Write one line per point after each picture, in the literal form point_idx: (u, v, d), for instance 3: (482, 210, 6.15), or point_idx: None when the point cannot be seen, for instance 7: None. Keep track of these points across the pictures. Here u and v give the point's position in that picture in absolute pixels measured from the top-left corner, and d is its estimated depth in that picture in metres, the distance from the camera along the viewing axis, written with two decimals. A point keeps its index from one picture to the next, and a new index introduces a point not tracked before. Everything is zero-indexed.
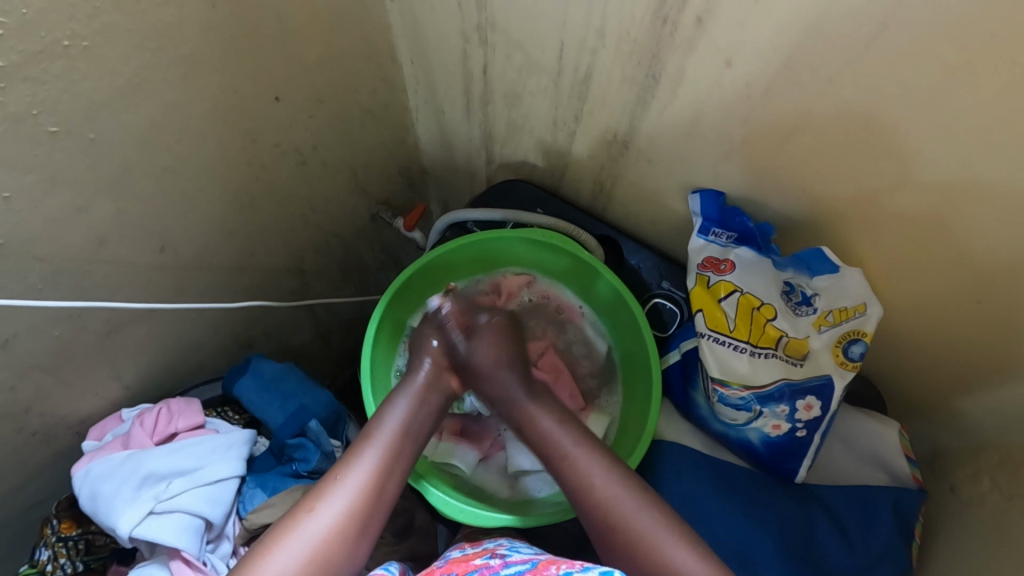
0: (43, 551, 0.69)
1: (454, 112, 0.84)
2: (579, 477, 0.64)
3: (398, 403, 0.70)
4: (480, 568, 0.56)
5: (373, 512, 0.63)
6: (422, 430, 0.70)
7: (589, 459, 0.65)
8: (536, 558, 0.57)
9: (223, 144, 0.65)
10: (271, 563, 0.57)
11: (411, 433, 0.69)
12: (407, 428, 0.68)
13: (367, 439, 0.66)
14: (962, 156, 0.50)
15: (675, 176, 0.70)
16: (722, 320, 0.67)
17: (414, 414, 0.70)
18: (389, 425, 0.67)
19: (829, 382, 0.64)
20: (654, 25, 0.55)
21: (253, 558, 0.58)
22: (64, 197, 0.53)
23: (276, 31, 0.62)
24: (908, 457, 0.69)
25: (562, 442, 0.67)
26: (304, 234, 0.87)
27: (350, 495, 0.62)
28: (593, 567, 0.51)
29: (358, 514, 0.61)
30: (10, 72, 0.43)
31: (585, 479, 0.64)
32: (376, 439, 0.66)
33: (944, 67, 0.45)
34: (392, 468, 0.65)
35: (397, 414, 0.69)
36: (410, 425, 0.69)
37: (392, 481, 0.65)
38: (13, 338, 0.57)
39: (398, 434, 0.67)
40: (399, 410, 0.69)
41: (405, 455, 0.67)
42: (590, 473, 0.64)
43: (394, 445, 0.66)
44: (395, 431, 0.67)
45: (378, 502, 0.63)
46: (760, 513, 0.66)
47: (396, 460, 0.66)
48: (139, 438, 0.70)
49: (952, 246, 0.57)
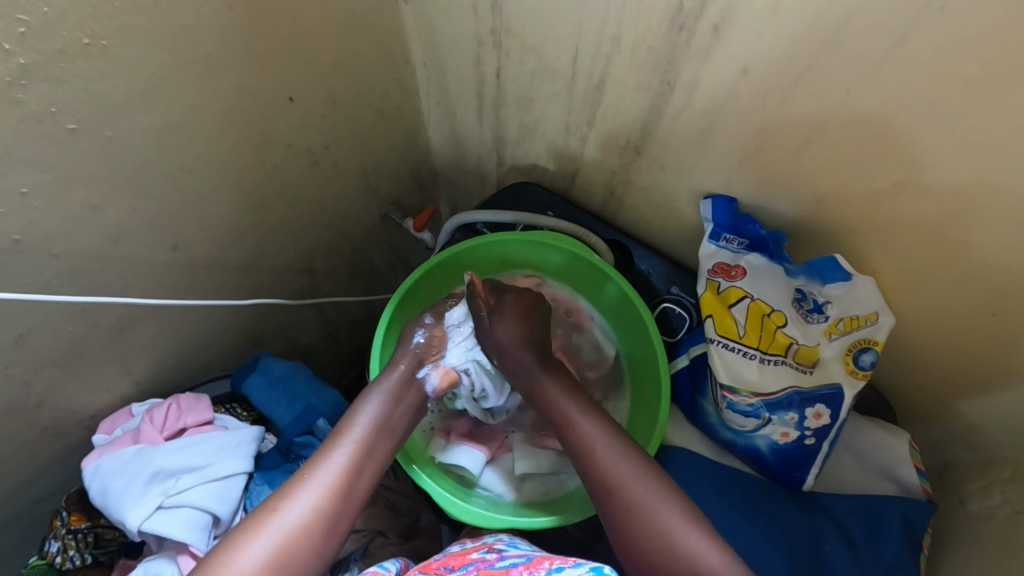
0: (52, 542, 0.70)
1: (466, 114, 0.84)
2: (582, 442, 0.66)
3: (372, 399, 0.69)
4: (476, 561, 0.58)
5: (343, 508, 0.62)
6: (398, 429, 0.70)
7: (593, 431, 0.66)
8: (531, 554, 0.58)
9: (237, 144, 0.65)
10: (235, 560, 0.56)
11: (386, 429, 0.69)
12: (382, 424, 0.68)
13: (339, 435, 0.66)
14: (978, 168, 0.49)
15: (687, 183, 0.70)
16: (732, 326, 0.66)
17: (389, 411, 0.69)
18: (362, 422, 0.67)
19: (839, 391, 0.63)
20: (670, 32, 0.55)
21: (216, 555, 0.57)
22: (80, 194, 0.54)
23: (293, 33, 0.62)
24: (916, 467, 0.68)
25: (566, 407, 0.69)
26: (314, 233, 0.88)
27: (319, 490, 0.62)
28: (584, 563, 0.52)
29: (327, 511, 0.61)
30: (31, 70, 0.44)
31: (586, 446, 0.66)
32: (348, 435, 0.66)
33: (962, 78, 0.45)
34: (365, 463, 0.66)
35: (371, 411, 0.68)
36: (383, 421, 0.69)
37: (365, 476, 0.65)
38: (27, 334, 0.58)
39: (372, 431, 0.67)
40: (374, 406, 0.69)
41: (379, 450, 0.67)
42: (594, 440, 0.65)
43: (367, 442, 0.66)
44: (369, 427, 0.67)
45: (348, 499, 0.63)
46: (768, 521, 0.66)
47: (369, 456, 0.66)
48: (149, 434, 0.70)
49: (967, 259, 0.56)
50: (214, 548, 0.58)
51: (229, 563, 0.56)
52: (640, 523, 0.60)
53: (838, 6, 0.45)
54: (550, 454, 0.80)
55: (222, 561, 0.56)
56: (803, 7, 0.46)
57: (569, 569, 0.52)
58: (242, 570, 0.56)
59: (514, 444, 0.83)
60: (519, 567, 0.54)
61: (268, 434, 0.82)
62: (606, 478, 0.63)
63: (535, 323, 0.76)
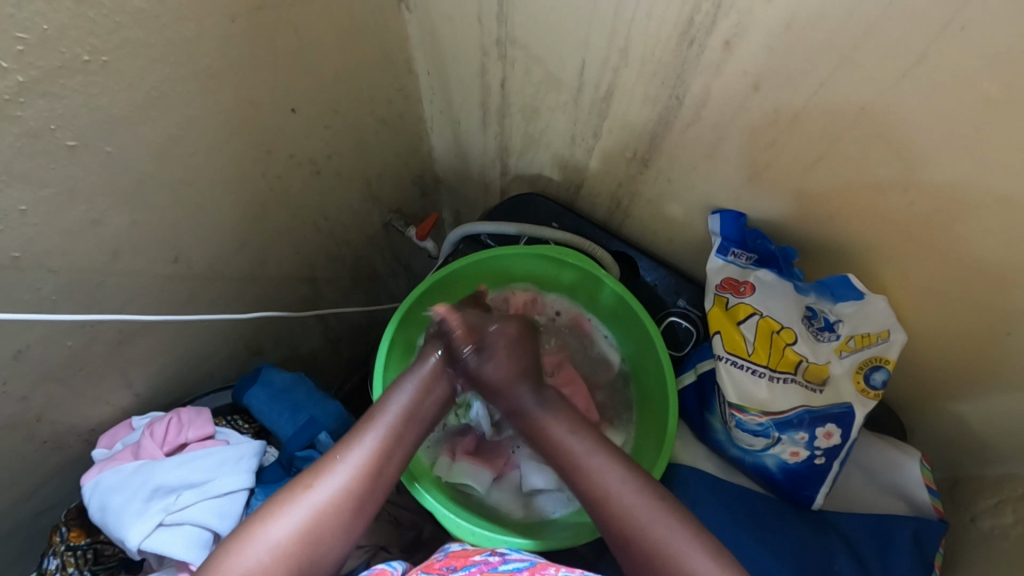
0: (51, 559, 0.69)
1: (470, 123, 0.83)
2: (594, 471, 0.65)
3: (405, 385, 0.69)
4: (478, 563, 0.58)
5: (369, 493, 0.64)
6: (428, 416, 0.70)
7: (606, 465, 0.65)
8: (534, 558, 0.58)
9: (238, 156, 0.64)
10: (266, 531, 0.58)
11: (416, 417, 0.68)
12: (414, 412, 0.68)
13: (371, 420, 0.66)
14: (995, 184, 0.48)
15: (694, 195, 0.69)
16: (741, 343, 0.65)
17: (421, 398, 0.69)
18: (393, 408, 0.67)
19: (851, 410, 0.62)
20: (679, 46, 0.54)
21: (247, 528, 0.59)
22: (80, 209, 0.53)
23: (295, 44, 0.61)
24: (929, 486, 0.66)
25: (576, 449, 0.67)
26: (316, 243, 0.87)
27: (346, 474, 0.63)
28: None
29: (354, 494, 0.62)
30: (29, 87, 0.43)
31: (601, 488, 0.64)
32: (379, 421, 0.66)
33: (981, 97, 0.44)
34: (393, 450, 0.66)
35: (403, 398, 0.68)
36: (415, 409, 0.69)
37: (393, 462, 0.65)
38: (26, 349, 0.57)
39: (402, 419, 0.67)
40: (406, 393, 0.69)
41: (408, 439, 0.67)
42: (607, 483, 0.64)
43: (398, 429, 0.67)
44: (400, 415, 0.67)
45: (376, 483, 0.64)
46: (776, 538, 0.65)
47: (399, 443, 0.67)
48: (150, 449, 0.70)
49: (982, 275, 0.55)
50: (246, 518, 0.61)
51: (259, 537, 0.58)
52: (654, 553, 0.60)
53: (852, 21, 0.44)
54: (559, 470, 0.78)
55: (251, 535, 0.58)
56: (816, 22, 0.45)
57: None
58: (270, 545, 0.58)
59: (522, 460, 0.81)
60: (524, 572, 0.55)
61: (269, 447, 0.81)
62: (620, 510, 0.62)
63: (530, 350, 0.74)
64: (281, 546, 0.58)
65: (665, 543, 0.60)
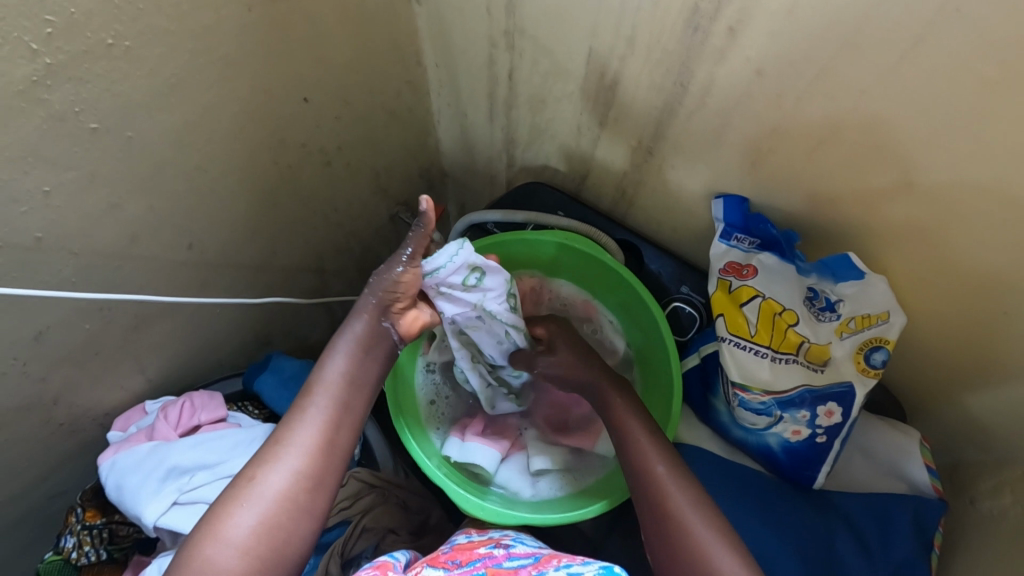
0: (67, 538, 0.70)
1: (477, 115, 0.85)
2: (632, 442, 0.66)
3: (339, 350, 0.63)
4: (483, 557, 0.58)
5: (327, 469, 0.59)
6: (372, 377, 0.64)
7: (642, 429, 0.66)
8: (539, 552, 0.59)
9: (253, 143, 0.66)
10: (225, 532, 0.53)
11: (358, 381, 0.63)
12: (355, 377, 0.63)
13: (309, 393, 0.61)
14: (991, 167, 0.50)
15: (698, 183, 0.71)
16: (744, 325, 0.67)
17: (359, 360, 0.63)
18: (332, 377, 0.62)
19: (851, 390, 0.64)
20: (685, 34, 0.55)
21: (201, 532, 0.54)
22: (101, 193, 0.54)
23: (310, 33, 0.63)
24: (928, 467, 0.68)
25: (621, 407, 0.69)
26: (325, 232, 0.88)
27: (297, 456, 0.58)
28: (592, 562, 0.52)
29: (309, 474, 0.58)
30: (56, 70, 0.45)
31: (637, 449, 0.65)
32: (319, 393, 0.61)
33: (978, 79, 0.45)
34: (342, 421, 0.61)
35: (339, 364, 0.62)
36: (357, 373, 0.63)
37: (344, 431, 0.61)
38: (46, 330, 0.58)
39: (344, 385, 0.62)
40: (342, 359, 0.62)
41: (355, 406, 0.62)
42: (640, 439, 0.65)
43: (342, 398, 0.61)
44: (341, 383, 0.62)
45: (330, 457, 0.59)
46: (778, 518, 0.66)
47: (346, 412, 0.61)
48: (163, 431, 0.71)
49: (983, 257, 0.56)
50: (195, 525, 0.55)
51: (218, 539, 0.53)
52: (676, 544, 0.58)
53: (853, 7, 0.46)
54: (563, 451, 0.81)
55: (208, 538, 0.53)
56: (818, 5, 0.47)
57: (577, 566, 0.52)
58: (233, 544, 0.53)
59: (528, 441, 0.83)
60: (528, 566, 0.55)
61: None
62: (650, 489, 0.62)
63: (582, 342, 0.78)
64: (246, 543, 0.53)
65: (689, 536, 0.58)
